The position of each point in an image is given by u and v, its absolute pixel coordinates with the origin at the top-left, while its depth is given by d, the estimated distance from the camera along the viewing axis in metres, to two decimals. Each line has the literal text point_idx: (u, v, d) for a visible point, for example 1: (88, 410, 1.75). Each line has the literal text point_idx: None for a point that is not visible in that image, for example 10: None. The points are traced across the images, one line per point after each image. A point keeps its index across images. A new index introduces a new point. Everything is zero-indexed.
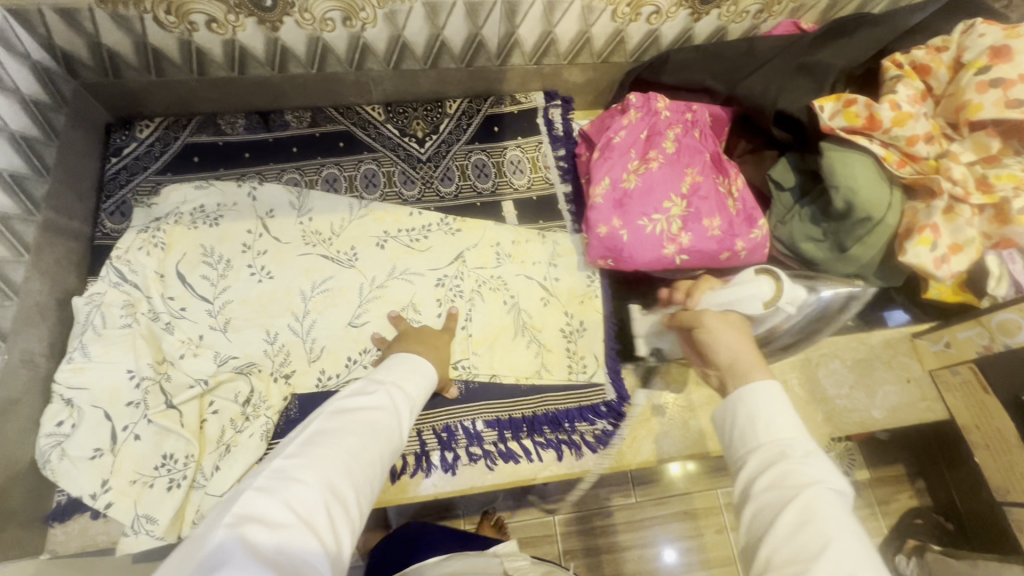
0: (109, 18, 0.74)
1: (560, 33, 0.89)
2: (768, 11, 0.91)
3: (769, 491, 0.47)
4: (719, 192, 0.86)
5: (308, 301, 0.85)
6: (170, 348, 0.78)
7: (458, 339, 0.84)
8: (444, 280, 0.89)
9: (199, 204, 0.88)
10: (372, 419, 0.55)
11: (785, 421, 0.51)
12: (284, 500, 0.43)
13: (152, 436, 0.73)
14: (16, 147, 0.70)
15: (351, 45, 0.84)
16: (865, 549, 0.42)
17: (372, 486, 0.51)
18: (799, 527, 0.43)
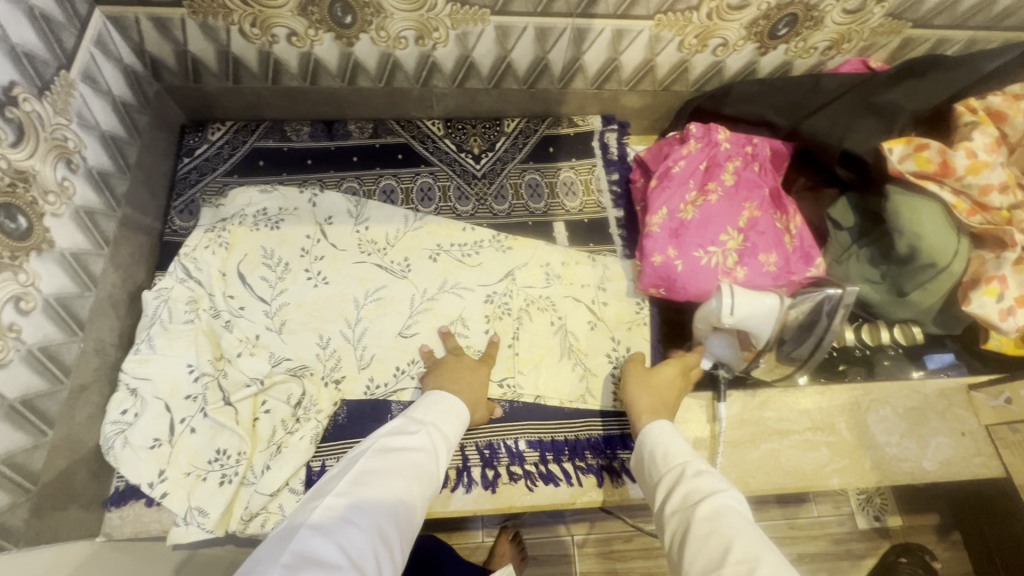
0: (198, 28, 0.78)
1: (625, 61, 0.89)
2: (837, 49, 0.90)
3: (678, 511, 0.58)
4: (776, 228, 0.86)
5: (361, 309, 0.87)
6: (228, 346, 0.81)
7: (504, 356, 0.85)
8: (493, 296, 0.90)
9: (263, 208, 0.91)
10: (414, 459, 0.58)
11: (680, 450, 0.65)
12: (336, 543, 0.47)
13: (207, 430, 0.76)
14: (105, 146, 0.74)
15: (421, 63, 0.87)
16: (758, 537, 0.51)
17: (413, 526, 0.55)
18: (703, 539, 0.53)
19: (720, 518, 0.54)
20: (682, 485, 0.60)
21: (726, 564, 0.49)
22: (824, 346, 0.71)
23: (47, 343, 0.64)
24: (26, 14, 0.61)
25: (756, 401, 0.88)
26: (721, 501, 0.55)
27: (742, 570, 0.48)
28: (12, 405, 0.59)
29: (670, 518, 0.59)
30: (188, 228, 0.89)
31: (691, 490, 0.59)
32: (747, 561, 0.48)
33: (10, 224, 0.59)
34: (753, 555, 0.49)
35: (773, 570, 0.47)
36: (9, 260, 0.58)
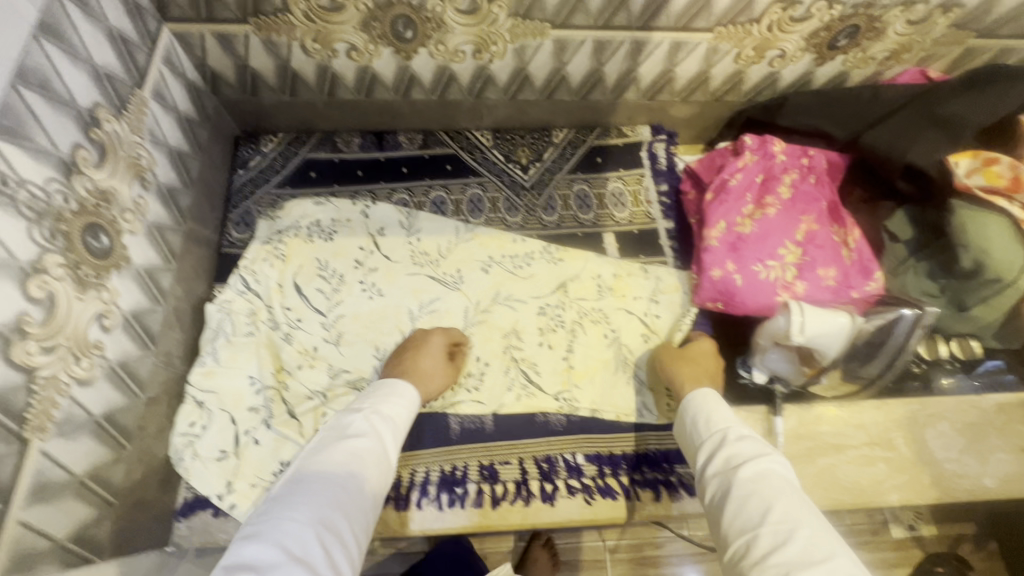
0: (261, 44, 0.78)
1: (680, 72, 0.89)
2: (896, 59, 0.88)
3: (717, 473, 0.61)
4: (834, 241, 0.85)
5: (416, 322, 0.87)
6: (288, 358, 0.82)
7: (558, 368, 0.86)
8: (546, 309, 0.90)
9: (317, 219, 0.91)
10: (354, 448, 0.59)
11: (723, 413, 0.68)
12: (280, 546, 0.47)
13: (271, 442, 0.76)
14: (172, 161, 0.75)
15: (476, 75, 0.87)
16: (800, 501, 0.55)
17: (367, 515, 0.55)
18: (745, 500, 0.56)
19: (764, 482, 0.57)
20: (724, 448, 0.63)
21: (766, 526, 0.53)
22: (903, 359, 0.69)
23: (125, 358, 0.65)
24: (107, 34, 0.62)
25: (812, 414, 0.87)
26: (766, 465, 0.59)
27: (781, 530, 0.52)
28: (97, 422, 0.60)
29: (709, 480, 0.62)
30: (245, 240, 0.90)
31: (733, 453, 0.62)
32: (788, 524, 0.52)
33: (95, 244, 0.60)
34: (796, 519, 0.52)
35: (813, 535, 0.51)
36: (94, 279, 0.59)
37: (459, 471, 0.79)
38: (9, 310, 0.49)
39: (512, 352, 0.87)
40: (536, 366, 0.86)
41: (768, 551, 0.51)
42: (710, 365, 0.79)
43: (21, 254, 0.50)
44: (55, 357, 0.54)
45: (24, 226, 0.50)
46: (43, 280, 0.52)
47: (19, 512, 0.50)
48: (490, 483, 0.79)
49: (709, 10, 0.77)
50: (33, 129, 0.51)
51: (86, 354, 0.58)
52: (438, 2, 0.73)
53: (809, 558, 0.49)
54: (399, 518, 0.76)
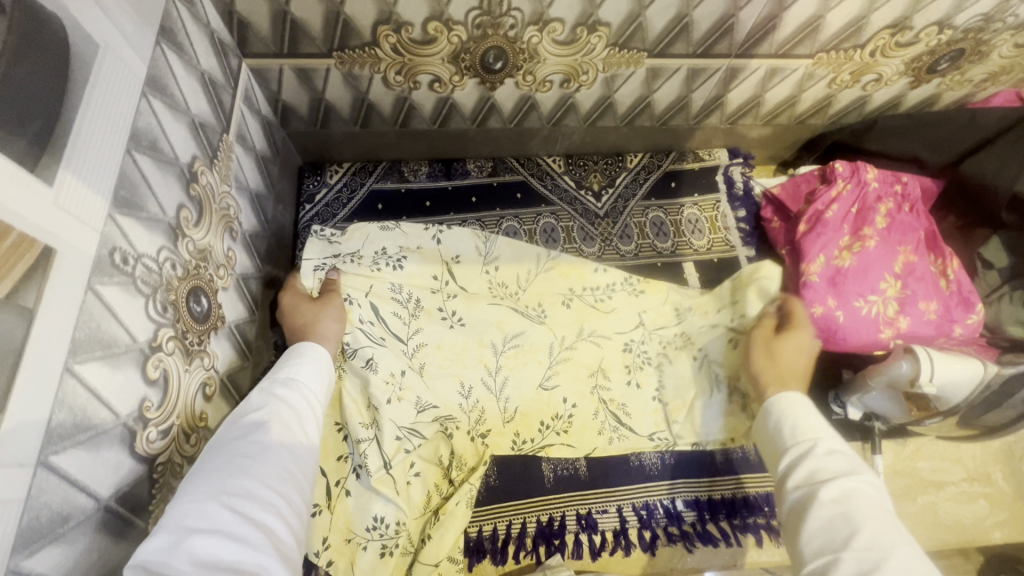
0: (341, 77, 0.74)
1: (769, 97, 0.85)
2: (992, 81, 0.85)
3: (799, 486, 0.50)
4: (932, 272, 0.82)
5: (500, 357, 0.77)
6: (376, 390, 0.71)
7: (650, 408, 0.77)
8: (631, 344, 0.80)
9: (381, 247, 0.80)
10: (255, 416, 0.51)
11: (814, 419, 0.55)
12: (180, 527, 0.40)
13: (362, 494, 0.70)
14: (253, 205, 0.71)
15: (559, 104, 0.83)
16: (901, 535, 0.44)
17: (290, 472, 0.48)
18: (830, 520, 0.46)
19: (853, 504, 0.46)
20: (803, 461, 0.52)
21: (850, 551, 0.43)
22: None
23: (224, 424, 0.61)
24: (199, 80, 0.58)
25: (908, 450, 0.85)
26: (853, 484, 0.47)
27: (870, 560, 0.42)
28: None
29: (789, 492, 0.50)
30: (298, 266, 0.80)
31: (814, 467, 0.50)
32: (877, 552, 0.42)
33: (197, 308, 0.56)
34: (888, 547, 0.42)
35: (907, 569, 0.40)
36: (198, 346, 0.55)
37: (556, 522, 0.76)
38: (134, 398, 0.45)
39: (599, 393, 0.77)
40: (625, 407, 0.77)
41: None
42: (801, 369, 0.67)
43: (140, 335, 0.46)
44: (169, 439, 0.50)
45: (142, 304, 0.46)
46: (158, 359, 0.48)
47: None
48: (589, 533, 0.76)
49: (815, 37, 0.73)
50: (146, 196, 0.47)
51: (195, 428, 0.55)
52: (535, 34, 0.69)
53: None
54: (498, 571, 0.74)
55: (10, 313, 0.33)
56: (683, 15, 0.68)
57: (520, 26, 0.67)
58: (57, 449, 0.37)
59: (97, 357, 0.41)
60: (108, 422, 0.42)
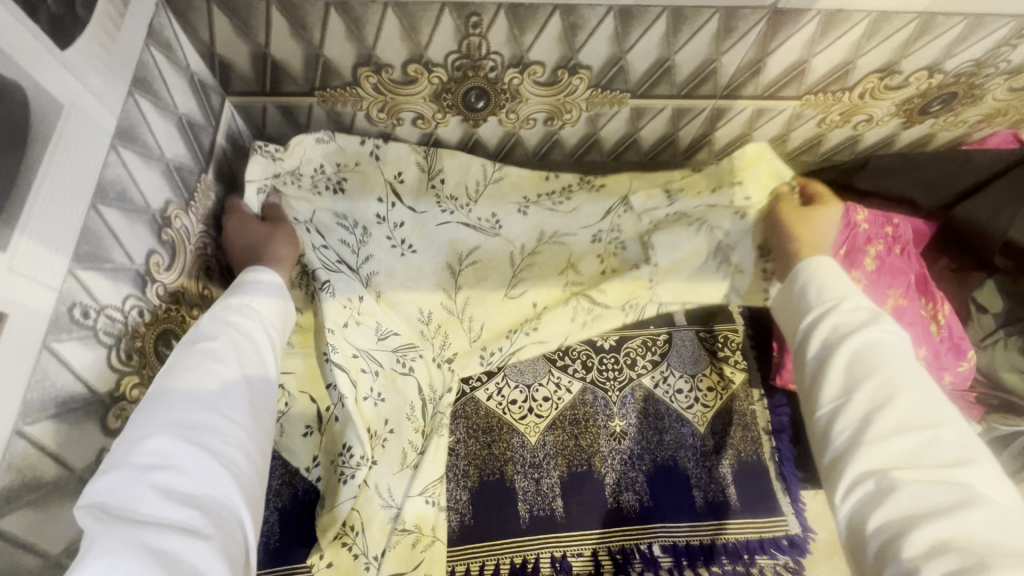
0: (324, 115, 0.74)
1: (758, 135, 0.84)
2: (988, 122, 0.83)
3: (819, 343, 0.57)
4: (923, 317, 0.80)
5: (459, 279, 0.83)
6: (330, 314, 0.72)
7: (627, 280, 0.81)
8: (600, 235, 0.85)
9: (321, 166, 0.77)
10: (207, 342, 0.49)
11: (842, 278, 0.61)
12: (136, 464, 0.41)
13: (346, 418, 0.70)
14: None
15: (544, 140, 0.82)
16: (918, 376, 0.51)
17: (251, 403, 0.48)
18: (850, 366, 0.53)
19: (873, 352, 0.53)
20: (830, 317, 0.57)
21: (864, 390, 0.51)
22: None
23: None
24: (176, 123, 0.58)
25: None
26: (879, 334, 0.53)
27: (881, 395, 0.50)
28: None
29: (809, 348, 0.58)
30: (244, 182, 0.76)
31: (841, 323, 0.56)
32: (890, 390, 0.50)
33: (166, 351, 0.56)
34: (901, 386, 0.50)
35: (916, 401, 0.49)
36: None
37: (530, 564, 0.75)
38: (91, 451, 0.45)
39: (570, 288, 0.84)
40: (599, 288, 0.81)
41: (865, 415, 0.50)
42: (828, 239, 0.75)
43: (100, 387, 0.46)
44: None
45: (104, 355, 0.47)
46: (120, 409, 0.48)
47: None
48: None
49: (801, 80, 0.72)
50: (111, 247, 0.48)
51: None
52: (516, 75, 0.69)
53: (910, 421, 0.48)
54: None
55: None
56: (665, 59, 0.68)
57: (501, 68, 0.67)
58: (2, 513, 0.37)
59: (49, 416, 0.41)
60: (58, 480, 0.42)
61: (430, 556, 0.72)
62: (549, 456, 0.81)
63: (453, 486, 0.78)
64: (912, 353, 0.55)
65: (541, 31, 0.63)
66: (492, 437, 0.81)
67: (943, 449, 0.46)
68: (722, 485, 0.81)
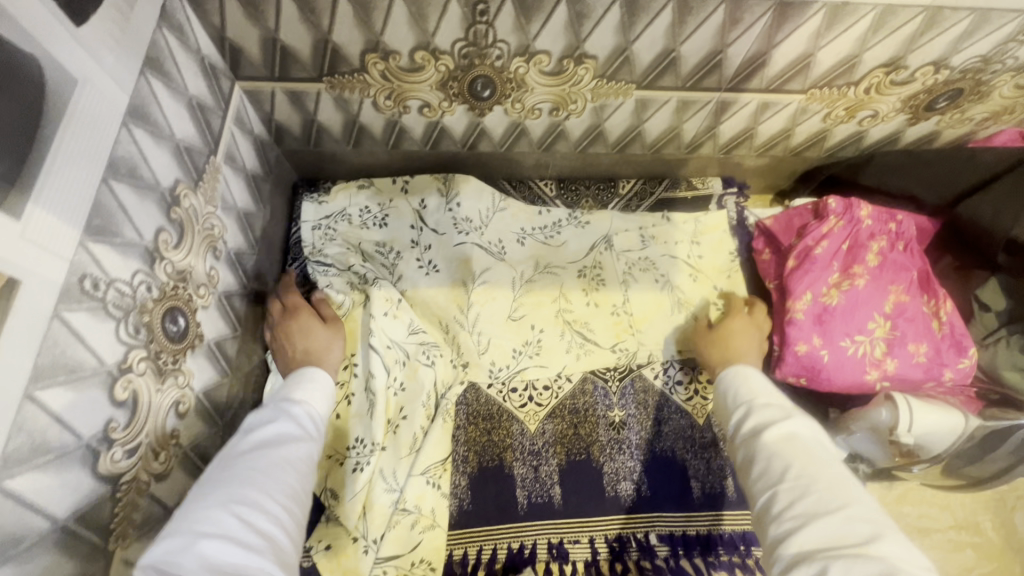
0: (332, 101, 0.75)
1: (762, 129, 0.84)
2: (995, 120, 0.83)
3: (745, 440, 0.60)
4: (924, 313, 0.80)
5: (472, 291, 0.87)
6: (375, 302, 0.83)
7: (610, 323, 0.89)
8: (585, 270, 0.93)
9: (366, 206, 0.92)
10: (266, 434, 0.56)
11: (759, 384, 0.66)
12: (192, 531, 0.44)
13: (353, 416, 0.79)
14: (240, 224, 0.72)
15: (549, 131, 0.83)
16: (832, 465, 0.54)
17: (294, 486, 0.52)
18: (768, 460, 0.55)
19: (788, 444, 0.56)
20: (750, 417, 0.61)
21: (785, 482, 0.53)
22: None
23: (197, 442, 0.63)
24: (187, 106, 0.60)
25: (894, 493, 0.83)
26: (792, 429, 0.57)
27: (798, 487, 0.52)
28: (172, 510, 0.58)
29: (739, 451, 0.60)
30: (294, 229, 0.91)
31: (760, 421, 0.60)
32: (805, 479, 0.52)
33: (173, 327, 0.57)
34: (815, 474, 0.52)
35: (832, 487, 0.51)
36: (172, 365, 0.57)
37: (527, 550, 0.75)
38: (98, 417, 0.46)
39: (563, 316, 0.89)
40: (589, 326, 0.89)
41: (786, 508, 0.51)
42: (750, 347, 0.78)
43: (109, 357, 0.48)
44: (138, 454, 0.51)
45: (112, 327, 0.48)
46: (127, 380, 0.49)
47: None
48: (559, 563, 0.75)
49: (807, 73, 0.72)
50: (121, 222, 0.49)
51: (165, 446, 0.56)
52: (522, 64, 0.69)
53: (825, 509, 0.49)
54: None
55: None
56: (670, 50, 0.68)
57: (507, 56, 0.68)
58: (12, 473, 0.38)
59: (59, 382, 0.42)
60: (67, 444, 0.43)
61: (426, 539, 0.74)
62: (548, 444, 0.81)
63: (452, 471, 0.79)
64: (828, 444, 0.57)
65: (547, 20, 0.63)
66: (492, 423, 0.82)
67: (855, 530, 0.47)
68: (721, 476, 0.82)
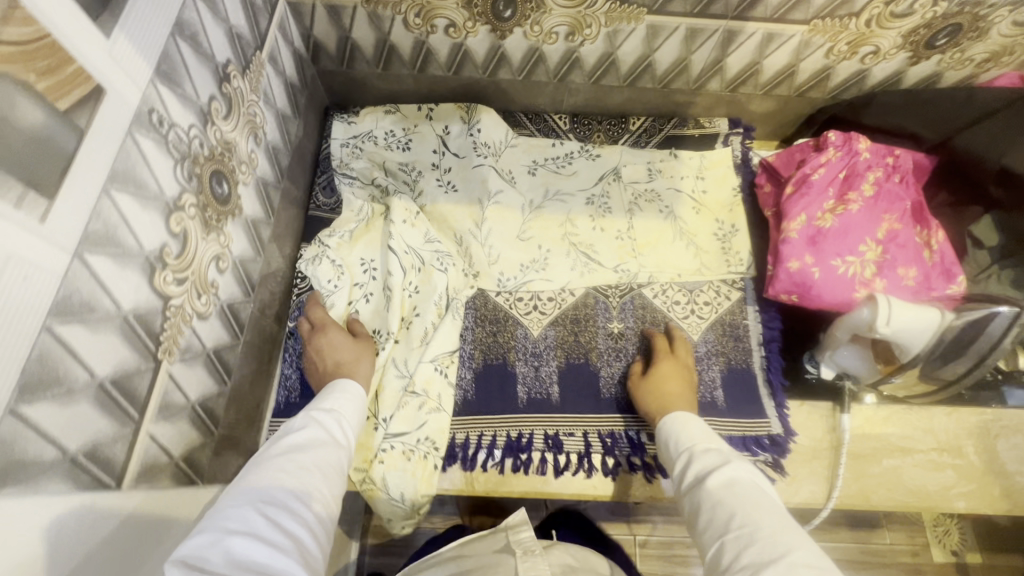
0: (366, 16, 0.83)
1: (767, 64, 0.89)
2: (996, 61, 0.86)
3: (692, 493, 0.62)
4: (917, 242, 0.84)
5: (485, 209, 0.93)
6: (395, 212, 0.90)
7: (614, 245, 0.94)
8: (592, 198, 0.98)
9: (391, 129, 0.98)
10: (295, 440, 0.59)
11: (697, 429, 0.69)
12: (220, 528, 0.46)
13: (371, 313, 0.88)
14: (278, 122, 0.80)
15: (564, 58, 0.89)
16: (771, 509, 0.55)
17: (323, 491, 0.55)
18: (714, 509, 0.57)
19: (730, 490, 0.58)
20: (692, 463, 0.64)
21: (730, 533, 0.54)
22: (992, 359, 0.68)
23: (232, 302, 0.69)
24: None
25: (879, 416, 0.86)
26: (730, 472, 0.60)
27: (743, 536, 0.52)
28: (209, 354, 0.65)
29: (686, 502, 0.62)
30: (325, 146, 0.98)
31: (699, 466, 0.63)
32: (749, 527, 0.53)
33: (219, 190, 0.64)
34: (756, 518, 0.53)
35: (773, 531, 0.52)
36: (216, 223, 0.64)
37: (524, 438, 0.81)
38: (156, 237, 0.53)
39: (570, 239, 0.94)
40: (594, 247, 0.94)
41: (734, 559, 0.51)
42: (682, 391, 0.78)
43: (168, 191, 0.55)
44: (185, 287, 0.59)
45: (171, 165, 0.55)
46: (180, 217, 0.57)
47: (148, 425, 0.54)
48: (554, 453, 0.81)
49: (808, 2, 0.77)
50: (183, 76, 0.56)
51: (206, 291, 0.63)
52: None
53: (767, 557, 0.49)
54: (466, 478, 0.80)
55: (63, 125, 0.41)
56: None
57: None
58: (94, 253, 0.45)
59: (130, 192, 0.49)
60: (133, 248, 0.50)
61: (430, 421, 0.80)
62: (549, 348, 0.87)
63: (459, 365, 0.85)
64: (768, 490, 0.59)
65: None
66: (497, 327, 0.88)
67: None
68: (713, 388, 0.86)
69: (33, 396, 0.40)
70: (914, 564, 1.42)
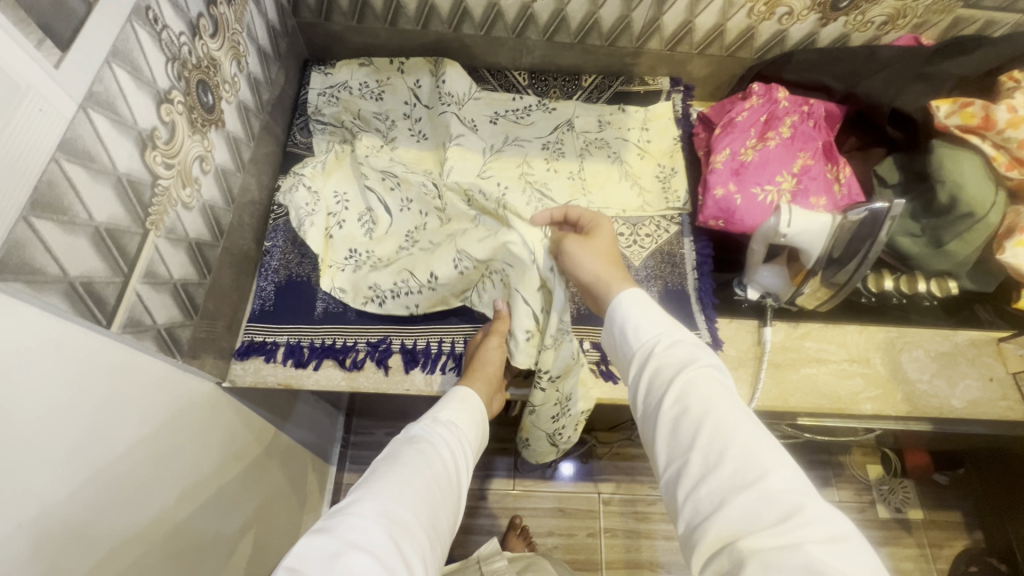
0: None
1: (699, 23, 1.02)
2: (892, 25, 1.01)
3: (649, 398, 0.57)
4: (827, 177, 0.95)
5: (447, 150, 1.00)
6: (359, 151, 0.99)
7: (565, 184, 1.04)
8: (548, 144, 1.07)
9: (365, 82, 1.07)
10: (422, 451, 0.63)
11: (653, 312, 0.62)
12: (346, 540, 0.48)
13: (345, 235, 0.95)
14: (259, 55, 0.89)
15: (520, 13, 1.01)
16: (738, 416, 0.51)
17: (435, 511, 0.58)
18: (681, 418, 0.52)
19: (695, 393, 0.53)
20: (651, 363, 0.58)
21: (696, 450, 0.50)
22: (873, 256, 0.78)
23: (213, 204, 0.78)
24: None
25: (798, 331, 0.97)
26: (691, 374, 0.54)
27: (713, 452, 0.49)
28: (190, 243, 0.73)
29: (641, 401, 0.58)
30: (304, 93, 1.07)
31: (661, 364, 0.57)
32: (719, 443, 0.49)
33: (205, 98, 0.73)
34: (727, 434, 0.49)
35: (743, 449, 0.48)
36: (201, 126, 0.72)
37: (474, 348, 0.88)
38: (148, 117, 0.61)
39: (525, 178, 1.03)
40: (547, 186, 1.03)
41: (700, 479, 0.48)
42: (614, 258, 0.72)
43: (159, 82, 0.63)
44: (172, 173, 0.67)
45: (163, 61, 0.63)
46: (169, 108, 0.65)
47: (136, 282, 0.62)
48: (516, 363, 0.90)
49: None
50: None
51: (190, 184, 0.71)
52: None
53: (740, 481, 0.46)
54: (426, 379, 0.87)
55: None
56: None
57: None
58: (92, 109, 0.53)
59: (127, 70, 0.57)
60: (128, 120, 0.58)
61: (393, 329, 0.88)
62: None
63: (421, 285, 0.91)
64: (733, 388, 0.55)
65: None
66: None
67: (776, 504, 0.44)
68: None
69: (43, 207, 0.48)
70: (860, 520, 1.46)
